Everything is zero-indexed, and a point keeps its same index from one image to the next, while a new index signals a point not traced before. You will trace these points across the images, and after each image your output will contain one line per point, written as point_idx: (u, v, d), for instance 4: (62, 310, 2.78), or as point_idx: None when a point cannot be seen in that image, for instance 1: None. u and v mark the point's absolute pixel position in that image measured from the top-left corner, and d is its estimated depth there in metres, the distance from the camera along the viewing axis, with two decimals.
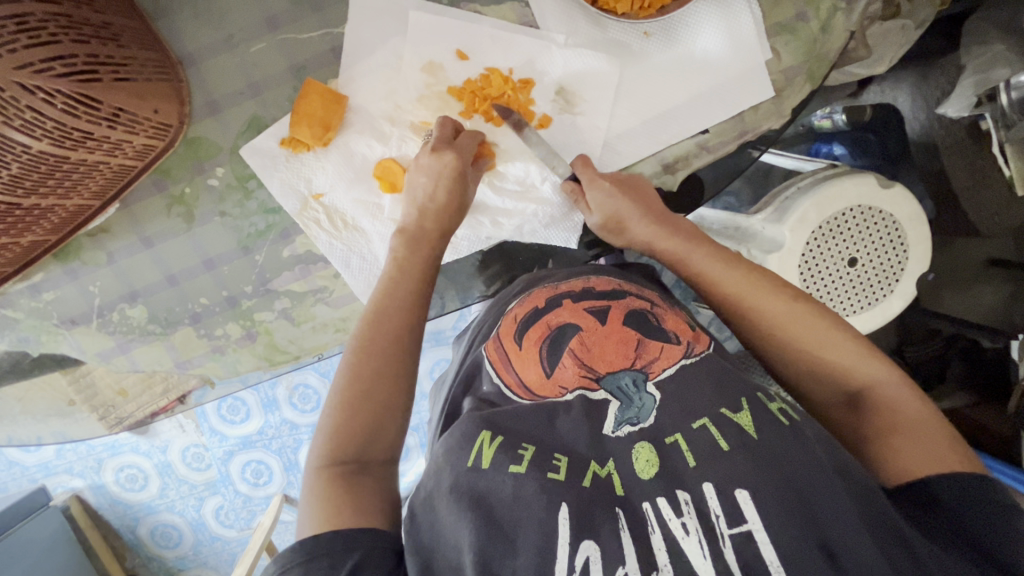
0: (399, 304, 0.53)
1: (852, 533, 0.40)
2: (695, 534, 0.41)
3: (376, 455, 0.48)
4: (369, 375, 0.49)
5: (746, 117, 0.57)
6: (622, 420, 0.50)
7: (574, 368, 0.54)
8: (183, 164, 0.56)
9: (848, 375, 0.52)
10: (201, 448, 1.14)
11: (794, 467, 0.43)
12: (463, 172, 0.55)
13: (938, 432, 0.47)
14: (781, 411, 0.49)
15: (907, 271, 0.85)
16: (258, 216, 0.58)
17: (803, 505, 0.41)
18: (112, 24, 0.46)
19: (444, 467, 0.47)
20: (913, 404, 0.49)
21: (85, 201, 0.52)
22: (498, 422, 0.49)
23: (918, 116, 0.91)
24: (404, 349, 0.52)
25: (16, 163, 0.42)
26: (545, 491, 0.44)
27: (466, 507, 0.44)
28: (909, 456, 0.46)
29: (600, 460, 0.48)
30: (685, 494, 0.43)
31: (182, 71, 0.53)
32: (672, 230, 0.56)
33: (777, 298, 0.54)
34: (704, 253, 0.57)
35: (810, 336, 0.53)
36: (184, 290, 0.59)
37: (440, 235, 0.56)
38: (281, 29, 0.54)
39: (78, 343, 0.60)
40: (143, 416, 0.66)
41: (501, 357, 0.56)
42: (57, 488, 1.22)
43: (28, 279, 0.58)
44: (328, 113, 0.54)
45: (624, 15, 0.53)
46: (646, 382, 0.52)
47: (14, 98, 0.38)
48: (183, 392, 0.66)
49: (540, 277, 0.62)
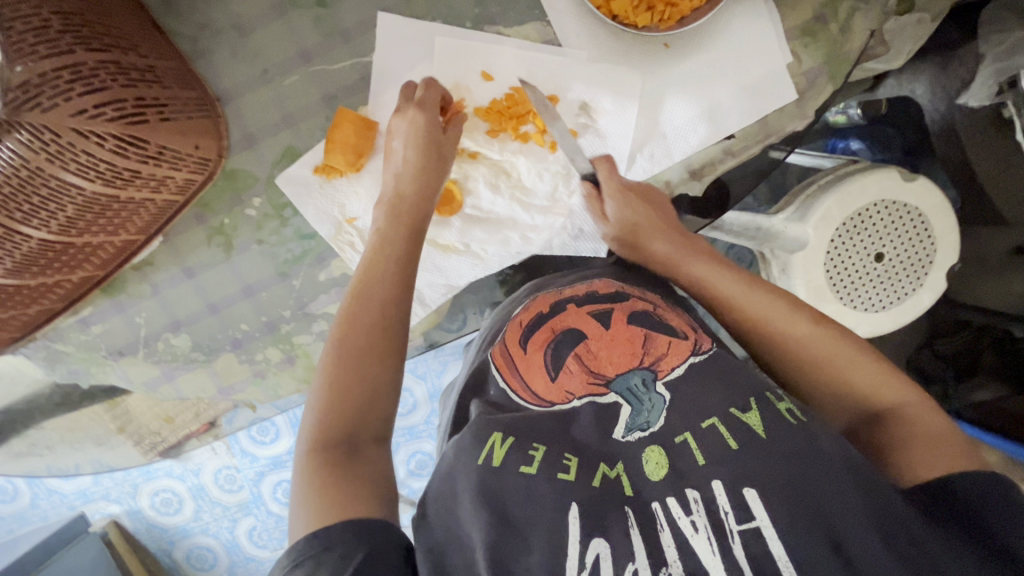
0: (383, 275, 0.53)
1: (860, 524, 0.39)
2: (703, 531, 0.41)
3: (367, 435, 0.46)
4: (353, 350, 0.48)
5: (770, 120, 0.57)
6: (633, 426, 0.50)
7: (581, 375, 0.54)
8: (221, 196, 0.57)
9: (865, 391, 0.51)
10: (232, 470, 1.16)
11: (807, 459, 0.43)
12: (434, 134, 0.55)
13: (958, 443, 0.45)
14: (789, 410, 0.48)
15: (935, 263, 0.83)
16: (294, 242, 0.59)
17: (810, 499, 0.41)
18: (155, 67, 0.48)
19: (457, 467, 0.48)
20: (940, 422, 0.47)
21: (131, 236, 0.53)
22: (511, 423, 0.49)
23: (938, 107, 0.88)
24: (388, 320, 0.51)
25: (71, 205, 0.44)
26: (555, 492, 0.45)
27: (478, 502, 0.44)
28: (929, 462, 0.44)
29: (611, 462, 0.48)
30: (694, 492, 0.44)
31: (220, 107, 0.55)
32: (690, 253, 0.58)
33: (801, 320, 0.54)
34: (721, 271, 0.57)
35: (829, 350, 0.52)
36: (224, 317, 0.61)
37: (420, 200, 0.56)
38: (313, 60, 0.55)
39: (125, 374, 0.62)
40: (177, 438, 0.71)
41: (510, 363, 0.55)
42: (95, 514, 1.24)
43: (78, 313, 0.60)
44: (359, 140, 0.56)
45: (646, 28, 0.53)
46: (655, 382, 0.52)
47: (69, 143, 0.40)
48: (215, 415, 0.69)
49: (547, 282, 0.63)
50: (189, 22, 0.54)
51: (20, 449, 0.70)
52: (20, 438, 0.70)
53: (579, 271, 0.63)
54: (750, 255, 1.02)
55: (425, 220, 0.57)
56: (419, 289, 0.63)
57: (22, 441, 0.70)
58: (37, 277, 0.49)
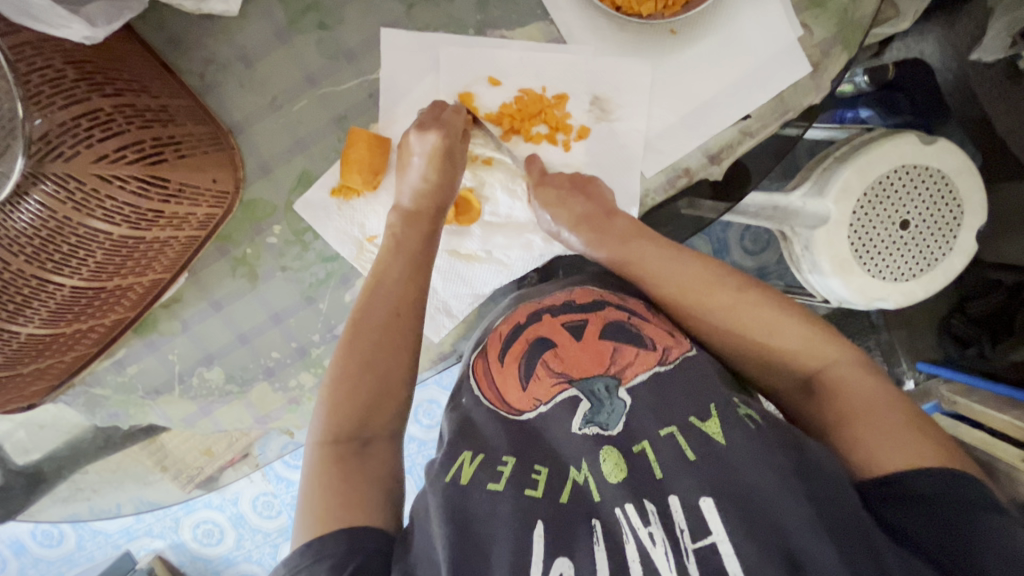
0: (396, 278, 0.54)
1: (814, 537, 0.40)
2: (661, 544, 0.42)
3: (377, 430, 0.49)
4: (366, 348, 0.50)
5: (786, 96, 0.56)
6: (591, 420, 0.50)
7: (546, 381, 0.54)
8: (241, 227, 0.57)
9: (800, 362, 0.51)
10: (270, 496, 1.17)
11: (751, 467, 0.44)
12: (452, 152, 0.55)
13: (895, 412, 0.46)
14: (750, 415, 0.48)
15: (964, 224, 0.81)
16: (318, 265, 0.59)
17: (765, 511, 0.42)
18: (167, 106, 0.48)
19: (430, 485, 0.48)
20: (871, 383, 0.49)
21: (159, 274, 0.53)
22: (485, 441, 0.50)
23: (948, 66, 0.87)
24: (401, 321, 0.52)
25: (100, 250, 0.44)
26: (520, 509, 0.45)
27: (444, 518, 0.44)
28: (873, 444, 0.45)
29: (577, 464, 0.49)
30: (652, 505, 0.44)
31: (233, 138, 0.55)
32: (608, 236, 0.56)
33: (756, 300, 0.53)
34: (653, 245, 0.55)
35: (761, 324, 0.52)
36: (256, 347, 0.61)
37: (429, 212, 0.56)
38: (319, 83, 0.56)
39: (163, 412, 0.63)
40: (213, 471, 0.71)
41: (488, 377, 0.56)
42: (141, 551, 1.26)
43: (113, 356, 0.60)
44: (375, 157, 0.56)
45: (651, 16, 0.53)
46: (618, 388, 0.52)
47: (95, 190, 0.41)
48: (248, 445, 0.70)
49: (531, 292, 0.62)
50: (196, 58, 0.54)
51: (68, 492, 0.71)
52: (66, 482, 0.71)
53: (568, 279, 0.63)
54: (768, 235, 1.01)
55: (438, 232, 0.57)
56: (445, 300, 0.63)
57: (69, 485, 0.71)
58: (71, 324, 0.49)
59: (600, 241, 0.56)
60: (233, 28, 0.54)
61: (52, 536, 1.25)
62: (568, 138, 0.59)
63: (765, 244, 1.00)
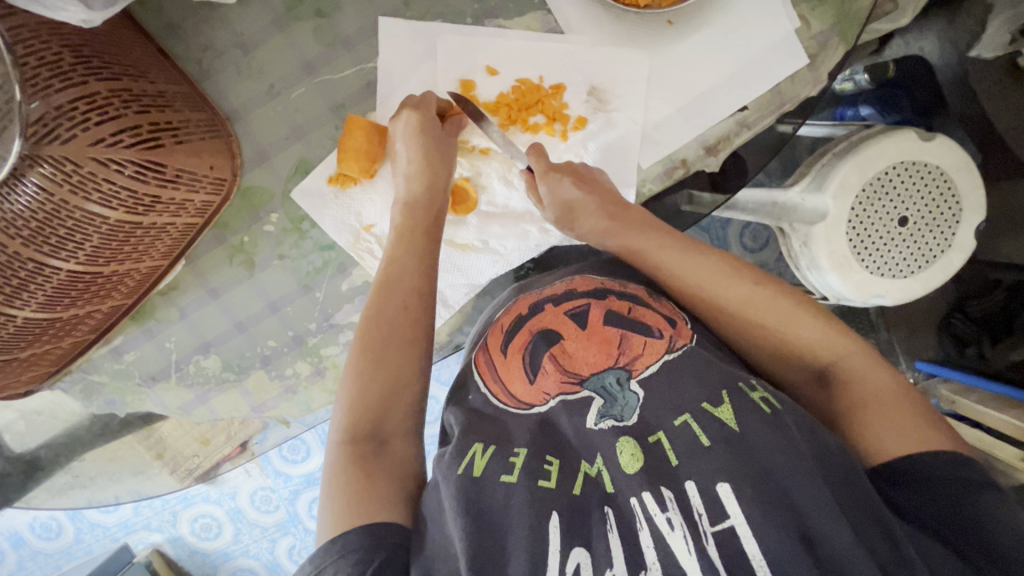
0: (404, 269, 0.54)
1: (833, 519, 0.40)
2: (680, 529, 0.42)
3: (394, 428, 0.50)
4: (377, 346, 0.51)
5: (783, 88, 0.56)
6: (606, 414, 0.50)
7: (555, 375, 0.54)
8: (240, 215, 0.58)
9: (813, 350, 0.51)
10: (268, 490, 1.17)
11: (773, 453, 0.44)
12: (431, 126, 0.55)
13: (906, 402, 0.47)
14: (763, 399, 0.48)
15: (962, 221, 0.81)
16: (315, 254, 0.59)
17: (782, 494, 0.42)
18: (165, 92, 0.48)
19: (440, 478, 0.47)
20: (880, 372, 0.49)
21: (155, 261, 0.54)
22: (492, 433, 0.50)
23: (948, 63, 0.86)
24: (414, 321, 0.53)
25: (96, 234, 0.44)
26: (536, 499, 0.45)
27: (458, 512, 0.44)
28: (880, 429, 0.46)
29: (590, 459, 0.49)
30: (669, 491, 0.44)
31: (231, 126, 0.55)
32: (623, 225, 0.55)
33: (768, 292, 0.53)
34: (659, 236, 0.55)
35: (773, 316, 0.52)
36: (252, 334, 0.61)
37: (432, 206, 0.57)
38: (317, 71, 0.56)
39: (160, 399, 0.63)
40: (212, 463, 0.71)
41: (491, 370, 0.56)
42: (139, 544, 1.26)
43: (111, 343, 0.61)
44: (372, 146, 0.57)
45: (647, 7, 0.54)
46: (630, 380, 0.52)
47: (92, 173, 0.41)
48: (246, 438, 0.70)
49: (529, 284, 0.62)
50: (194, 45, 0.55)
51: (66, 480, 0.72)
52: (63, 471, 0.71)
53: (569, 267, 0.63)
54: (766, 232, 1.01)
55: (439, 219, 0.57)
56: (441, 290, 0.63)
57: (65, 474, 0.71)
58: (68, 310, 0.50)
59: (615, 231, 0.56)
60: (232, 15, 0.54)
61: (50, 529, 1.25)
62: (565, 128, 0.59)
63: (764, 241, 1.00)
